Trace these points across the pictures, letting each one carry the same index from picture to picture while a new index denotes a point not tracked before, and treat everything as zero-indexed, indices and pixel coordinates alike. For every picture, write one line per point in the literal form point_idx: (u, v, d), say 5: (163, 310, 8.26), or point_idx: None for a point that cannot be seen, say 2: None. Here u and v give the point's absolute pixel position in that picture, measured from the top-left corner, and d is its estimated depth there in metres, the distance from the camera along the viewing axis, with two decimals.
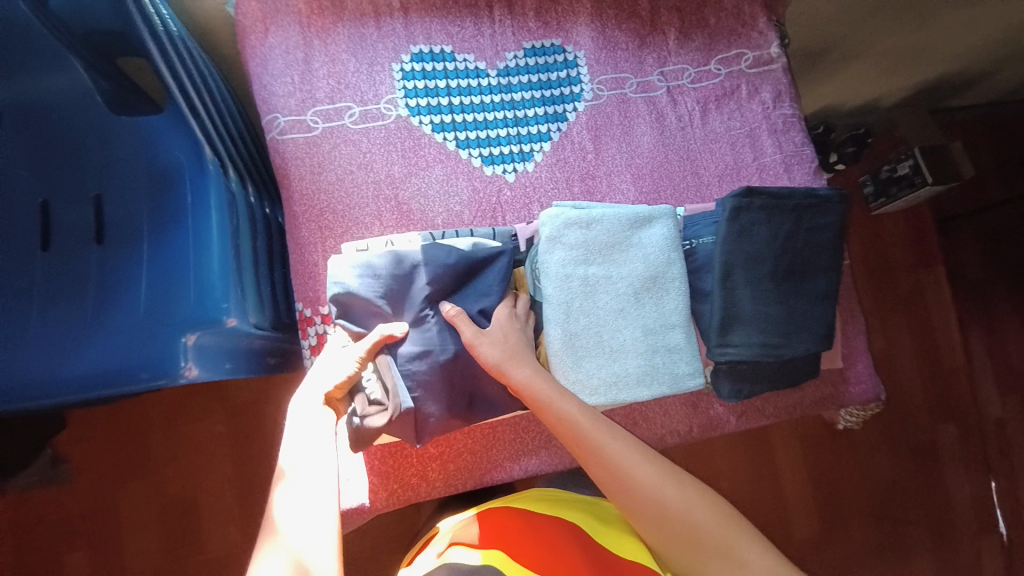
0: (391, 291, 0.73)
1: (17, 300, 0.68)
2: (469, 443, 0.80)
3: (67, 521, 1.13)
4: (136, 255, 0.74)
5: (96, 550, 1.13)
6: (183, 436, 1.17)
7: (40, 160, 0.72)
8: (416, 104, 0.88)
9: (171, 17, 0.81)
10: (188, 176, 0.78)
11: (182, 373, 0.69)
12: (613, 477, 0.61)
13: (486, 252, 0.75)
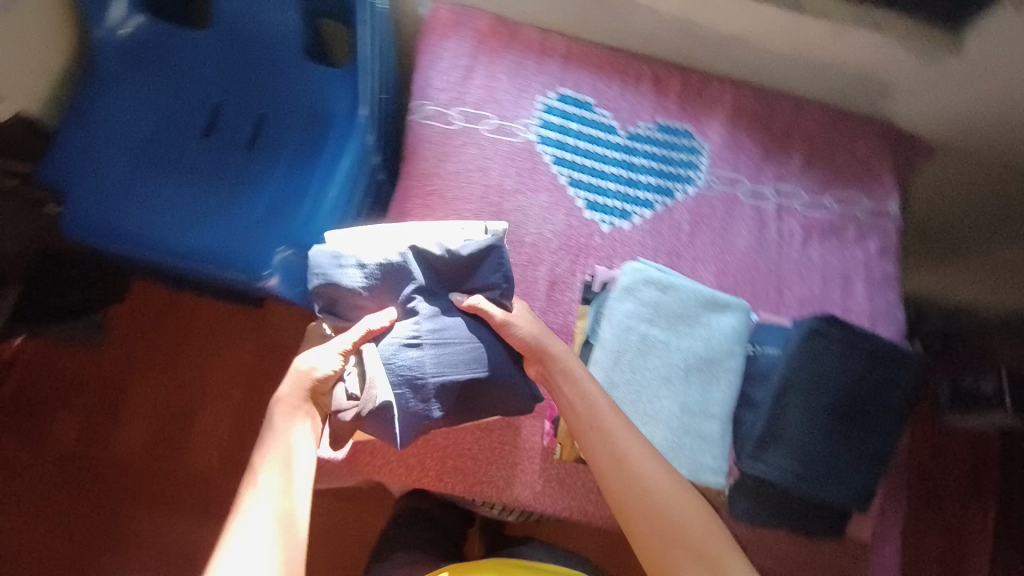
0: (376, 280, 0.74)
1: (164, 170, 0.80)
2: (474, 448, 0.80)
3: (83, 382, 1.21)
4: (269, 168, 0.83)
5: (94, 418, 1.19)
6: (214, 350, 1.24)
7: (232, 73, 0.87)
8: (546, 135, 0.95)
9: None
10: (339, 123, 0.87)
11: (263, 279, 0.76)
12: (613, 458, 0.65)
13: (472, 249, 0.76)
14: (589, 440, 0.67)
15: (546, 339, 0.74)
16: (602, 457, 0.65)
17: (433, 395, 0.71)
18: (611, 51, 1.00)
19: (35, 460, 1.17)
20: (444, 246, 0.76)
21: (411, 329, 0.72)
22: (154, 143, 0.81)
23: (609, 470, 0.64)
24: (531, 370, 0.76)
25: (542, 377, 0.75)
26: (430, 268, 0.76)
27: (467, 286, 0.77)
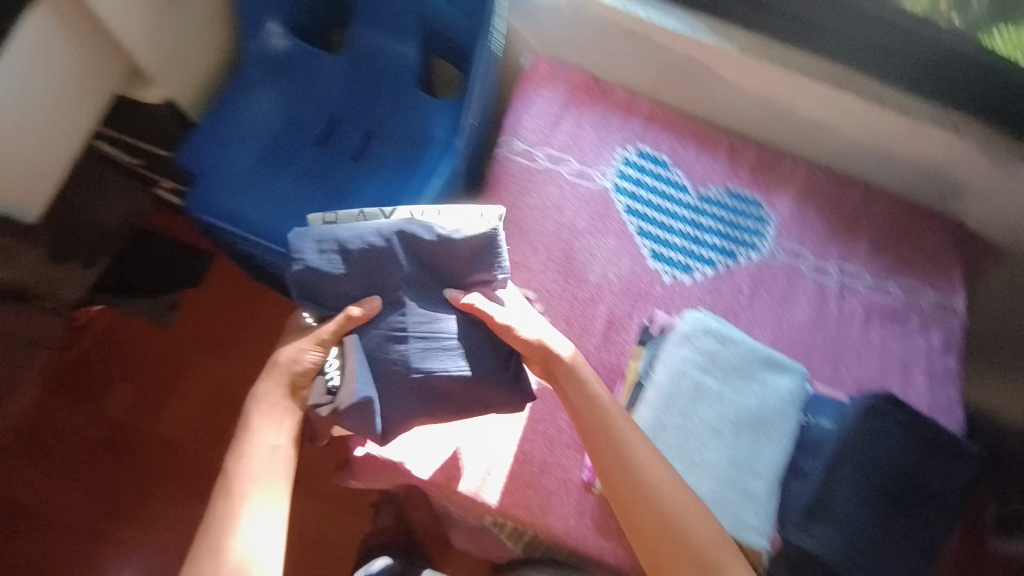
0: (356, 264, 0.74)
1: (281, 168, 0.92)
2: (514, 469, 0.81)
3: (143, 355, 1.28)
4: (369, 179, 0.93)
5: (148, 391, 1.26)
6: (268, 345, 1.30)
7: (353, 94, 0.99)
8: (622, 185, 1.00)
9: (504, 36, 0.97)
10: (435, 148, 0.96)
11: None
12: (619, 459, 0.69)
13: (459, 235, 0.76)
14: (596, 443, 0.71)
15: (549, 339, 0.76)
16: (608, 460, 0.70)
17: (413, 386, 0.72)
18: (690, 119, 1.06)
19: (83, 427, 1.23)
20: (432, 229, 0.76)
21: (397, 318, 0.73)
22: (277, 143, 0.94)
23: (614, 470, 0.69)
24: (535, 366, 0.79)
25: (545, 372, 0.78)
26: (420, 259, 0.76)
27: (456, 275, 0.78)
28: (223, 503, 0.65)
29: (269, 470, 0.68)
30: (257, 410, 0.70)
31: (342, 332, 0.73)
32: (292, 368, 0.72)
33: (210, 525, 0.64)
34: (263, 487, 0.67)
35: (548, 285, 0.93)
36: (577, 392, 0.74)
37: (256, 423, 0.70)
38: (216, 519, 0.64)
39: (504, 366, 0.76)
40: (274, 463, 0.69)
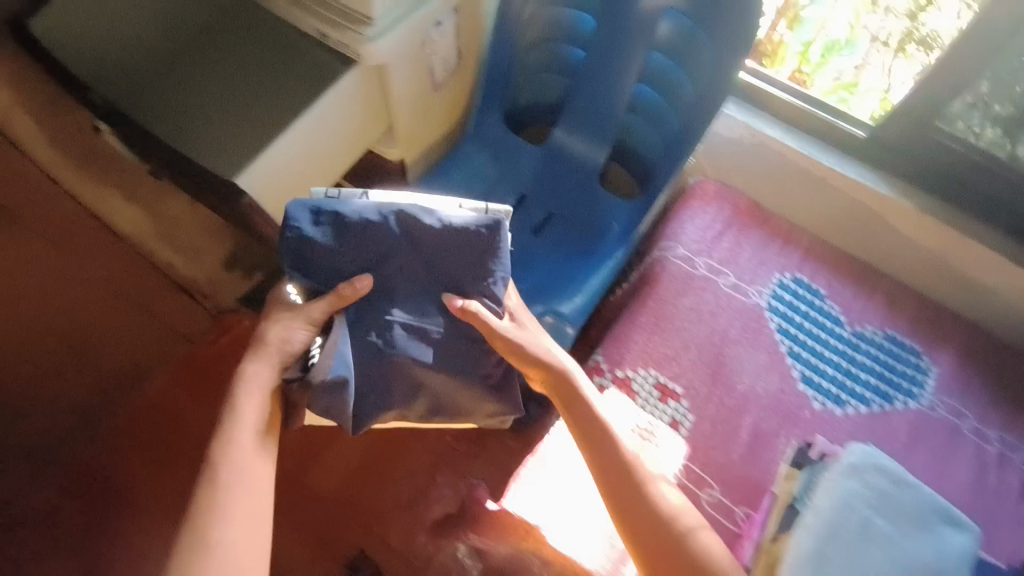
0: (351, 236, 0.73)
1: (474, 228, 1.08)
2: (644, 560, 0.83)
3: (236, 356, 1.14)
4: (546, 254, 1.07)
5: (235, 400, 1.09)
6: None
7: (542, 179, 1.13)
8: (777, 307, 1.04)
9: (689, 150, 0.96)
10: (607, 240, 1.07)
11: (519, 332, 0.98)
12: (635, 499, 0.71)
13: (461, 225, 0.74)
14: (610, 480, 0.72)
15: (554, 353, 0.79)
16: (625, 496, 0.71)
17: (395, 382, 0.77)
18: (848, 258, 1.10)
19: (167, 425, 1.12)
20: (432, 215, 0.74)
21: (388, 312, 0.75)
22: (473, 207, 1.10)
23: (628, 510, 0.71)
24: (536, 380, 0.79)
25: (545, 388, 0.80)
26: (418, 249, 0.75)
27: (454, 272, 0.75)
28: (212, 493, 0.64)
29: (260, 459, 0.68)
30: (247, 397, 0.69)
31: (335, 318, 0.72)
32: (288, 351, 0.71)
33: (196, 514, 0.63)
34: (254, 473, 0.67)
35: (696, 384, 0.96)
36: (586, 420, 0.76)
37: (245, 410, 0.69)
38: (204, 509, 0.63)
39: (488, 381, 0.82)
40: (261, 452, 0.69)
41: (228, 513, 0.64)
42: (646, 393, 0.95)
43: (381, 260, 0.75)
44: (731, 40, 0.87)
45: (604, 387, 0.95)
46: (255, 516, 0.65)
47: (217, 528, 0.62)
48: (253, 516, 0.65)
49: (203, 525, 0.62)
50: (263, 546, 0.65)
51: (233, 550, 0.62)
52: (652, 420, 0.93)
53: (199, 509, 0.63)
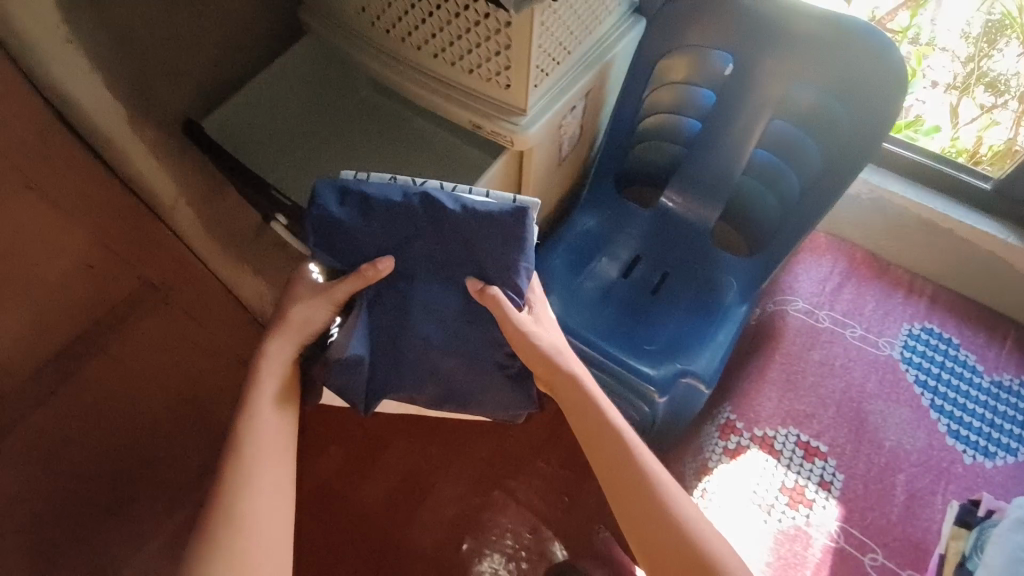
0: (376, 213, 0.76)
1: (592, 290, 1.11)
2: None
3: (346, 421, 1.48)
4: (669, 313, 1.08)
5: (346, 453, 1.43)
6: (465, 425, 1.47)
7: (655, 241, 1.16)
8: (910, 357, 1.04)
9: (812, 207, 0.97)
10: (729, 298, 1.07)
11: (655, 395, 0.96)
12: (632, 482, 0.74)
13: (483, 208, 0.76)
14: (609, 465, 0.75)
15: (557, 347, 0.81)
16: (621, 478, 0.74)
17: (412, 363, 0.84)
18: (973, 306, 1.10)
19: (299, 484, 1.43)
20: (457, 198, 0.76)
21: (407, 294, 0.81)
22: (591, 268, 1.13)
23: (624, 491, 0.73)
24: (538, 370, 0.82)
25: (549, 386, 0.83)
26: (440, 228, 0.77)
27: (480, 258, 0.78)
28: (239, 464, 0.70)
29: (279, 431, 0.75)
30: (265, 372, 0.76)
31: (356, 300, 0.80)
32: (304, 330, 0.78)
33: (227, 484, 0.69)
34: (275, 443, 0.74)
35: (840, 443, 0.96)
36: (590, 413, 0.78)
37: (264, 386, 0.75)
38: (234, 480, 0.69)
39: (505, 370, 0.87)
40: (281, 425, 0.75)
41: (256, 481, 0.70)
42: (789, 452, 0.94)
43: (407, 241, 0.78)
44: (860, 124, 0.89)
45: (747, 446, 0.95)
46: (277, 480, 0.72)
47: (247, 497, 0.69)
48: (275, 482, 0.72)
49: (234, 496, 0.69)
50: (286, 509, 0.72)
51: (262, 515, 0.69)
52: (801, 481, 0.92)
53: (229, 478, 0.69)
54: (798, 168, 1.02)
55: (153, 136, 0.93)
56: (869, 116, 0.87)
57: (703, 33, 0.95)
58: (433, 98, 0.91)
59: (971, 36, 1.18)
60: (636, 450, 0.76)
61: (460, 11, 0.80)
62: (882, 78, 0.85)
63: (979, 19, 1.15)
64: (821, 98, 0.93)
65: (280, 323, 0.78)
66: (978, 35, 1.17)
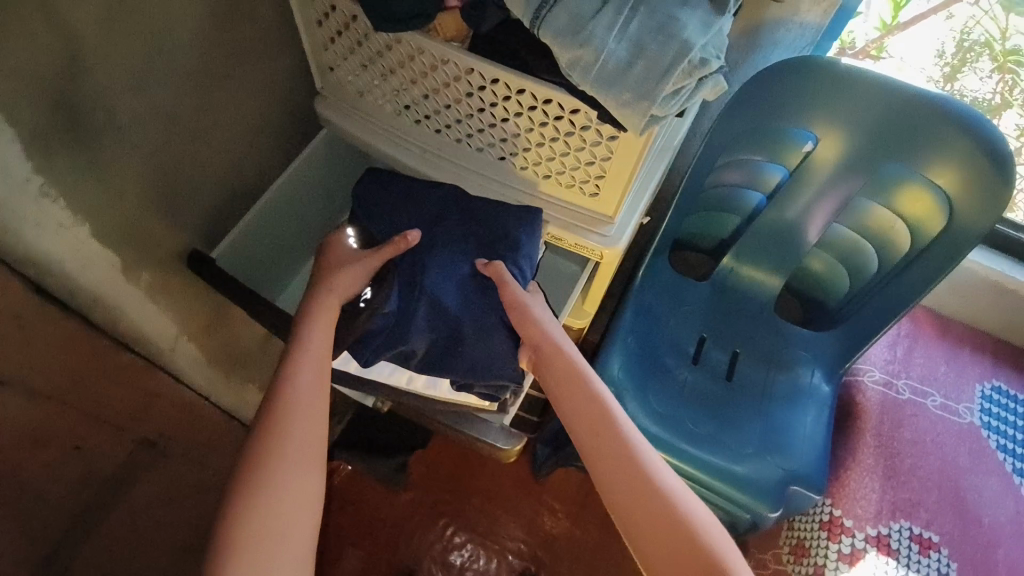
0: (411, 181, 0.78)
1: (666, 385, 1.00)
2: None
3: (366, 521, 1.36)
4: (752, 401, 0.99)
5: (370, 562, 1.32)
6: (495, 503, 1.40)
7: (720, 318, 1.07)
8: (989, 421, 1.01)
9: (909, 293, 0.91)
10: (810, 375, 1.01)
11: (772, 511, 0.89)
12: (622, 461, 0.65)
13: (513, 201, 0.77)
14: (598, 446, 0.66)
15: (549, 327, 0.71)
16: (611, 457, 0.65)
17: (419, 327, 0.68)
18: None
19: None
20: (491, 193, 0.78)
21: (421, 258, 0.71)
22: (659, 355, 1.03)
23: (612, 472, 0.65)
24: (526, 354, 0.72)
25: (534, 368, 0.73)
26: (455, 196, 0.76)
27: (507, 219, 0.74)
28: (284, 380, 0.64)
29: (323, 354, 0.67)
30: (318, 311, 0.67)
31: (391, 268, 0.71)
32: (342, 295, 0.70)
33: (274, 398, 0.64)
34: (320, 363, 0.66)
35: (948, 529, 0.91)
36: (581, 389, 0.70)
37: (315, 315, 0.68)
38: (279, 395, 0.64)
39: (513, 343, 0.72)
40: (326, 347, 0.67)
41: (300, 397, 0.64)
42: (905, 548, 0.90)
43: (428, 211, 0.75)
44: (961, 218, 0.82)
45: (864, 550, 0.90)
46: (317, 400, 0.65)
47: (289, 412, 0.63)
48: (315, 406, 0.65)
49: (279, 410, 0.63)
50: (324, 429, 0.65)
51: (300, 431, 0.63)
52: None
53: (278, 391, 0.64)
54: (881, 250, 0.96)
55: (149, 278, 0.74)
56: (976, 210, 0.81)
57: (790, 119, 0.85)
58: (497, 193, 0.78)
59: (944, 58, 1.18)
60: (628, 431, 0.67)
61: (548, 121, 0.66)
62: (985, 168, 0.79)
63: (952, 41, 1.16)
64: (916, 183, 0.86)
65: (323, 277, 0.70)
66: (951, 56, 1.18)
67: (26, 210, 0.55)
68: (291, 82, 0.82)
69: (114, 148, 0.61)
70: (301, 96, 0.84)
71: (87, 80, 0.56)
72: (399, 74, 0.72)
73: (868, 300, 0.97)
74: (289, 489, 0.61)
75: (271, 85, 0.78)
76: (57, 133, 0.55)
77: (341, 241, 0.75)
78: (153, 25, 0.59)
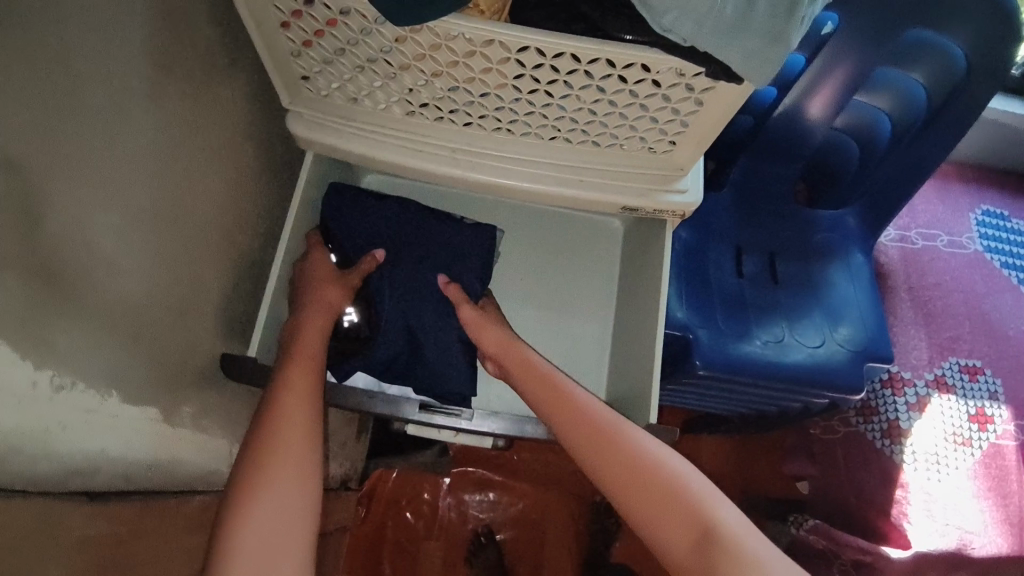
0: (408, 164, 0.66)
1: (718, 312, 0.95)
2: (1008, 514, 0.97)
3: (425, 514, 1.21)
4: (806, 292, 0.99)
5: (450, 549, 1.20)
6: (546, 455, 1.26)
7: (755, 220, 1.03)
8: (989, 245, 1.13)
9: (937, 149, 0.92)
10: (842, 252, 1.02)
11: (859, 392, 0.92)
12: (584, 431, 0.59)
13: (535, 183, 0.67)
14: (560, 423, 0.61)
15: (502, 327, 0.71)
16: (574, 432, 0.60)
17: (392, 340, 0.70)
18: (1003, 172, 1.20)
19: None
20: (523, 177, 0.67)
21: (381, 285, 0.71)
22: (704, 276, 0.97)
23: (581, 445, 0.59)
24: (491, 364, 0.72)
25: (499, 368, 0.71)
26: (420, 211, 0.76)
27: (466, 175, 0.66)
28: (268, 414, 0.56)
29: (311, 373, 0.59)
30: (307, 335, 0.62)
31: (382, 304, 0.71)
32: (333, 308, 0.66)
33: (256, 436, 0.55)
34: (310, 393, 0.58)
35: (985, 352, 1.05)
36: (530, 367, 0.67)
37: (303, 338, 0.62)
38: (262, 434, 0.55)
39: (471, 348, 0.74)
40: (317, 369, 0.60)
41: (287, 420, 0.55)
42: (959, 380, 1.03)
43: (371, 213, 0.74)
44: (979, 70, 0.84)
45: (927, 396, 1.02)
46: (304, 428, 0.56)
47: (273, 448, 0.54)
48: (305, 434, 0.56)
49: (262, 448, 0.54)
50: (314, 462, 0.55)
51: (282, 465, 0.53)
52: (979, 404, 1.02)
53: (259, 429, 0.55)
54: (896, 121, 0.96)
55: (191, 410, 0.59)
56: (993, 56, 0.82)
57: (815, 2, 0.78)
58: (535, 176, 0.67)
59: None
60: (589, 400, 0.62)
61: (625, 88, 0.55)
62: (996, 16, 0.80)
63: None
64: (932, 46, 0.86)
65: (305, 298, 0.66)
66: None
67: (43, 418, 0.40)
68: (254, 113, 0.63)
69: (111, 287, 0.45)
70: (268, 122, 0.66)
71: (55, 220, 0.39)
72: (414, 68, 0.56)
73: (897, 159, 0.96)
74: (264, 536, 0.49)
75: (240, 122, 0.60)
76: (43, 306, 0.39)
77: (319, 262, 0.69)
78: (100, 106, 0.42)
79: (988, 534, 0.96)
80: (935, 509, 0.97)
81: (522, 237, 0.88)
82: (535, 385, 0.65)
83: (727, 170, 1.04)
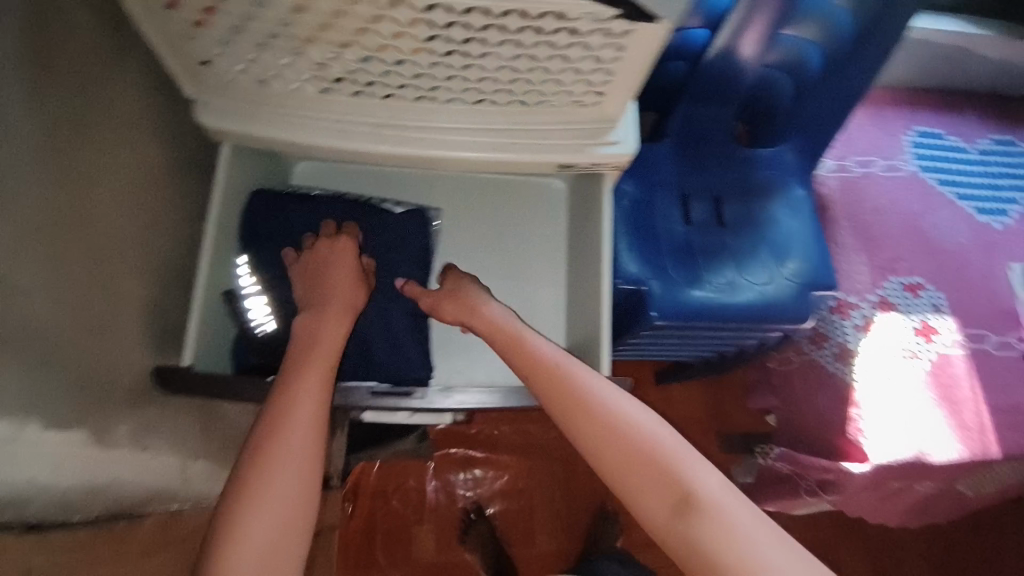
0: (328, 145, 0.63)
1: (670, 262, 0.95)
2: (962, 420, 0.95)
3: (411, 500, 1.21)
4: (754, 231, 1.00)
5: (443, 530, 1.20)
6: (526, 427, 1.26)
7: (699, 165, 1.03)
8: (924, 165, 1.16)
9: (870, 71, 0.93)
10: (784, 188, 1.03)
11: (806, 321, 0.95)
12: (553, 390, 0.58)
13: (462, 151, 0.64)
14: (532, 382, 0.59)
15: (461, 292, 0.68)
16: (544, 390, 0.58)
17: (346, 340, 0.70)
18: (930, 92, 1.24)
19: None
20: (453, 149, 0.64)
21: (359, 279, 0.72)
22: (653, 228, 0.98)
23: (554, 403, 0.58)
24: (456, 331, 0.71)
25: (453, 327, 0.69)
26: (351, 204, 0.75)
27: (390, 150, 0.63)
28: (271, 420, 0.52)
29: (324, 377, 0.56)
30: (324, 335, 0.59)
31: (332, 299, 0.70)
32: (350, 304, 0.63)
33: (252, 455, 0.51)
34: (320, 402, 0.54)
35: (926, 269, 1.09)
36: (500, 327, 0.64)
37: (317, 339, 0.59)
38: (256, 449, 0.51)
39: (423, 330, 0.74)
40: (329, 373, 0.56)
41: (290, 430, 0.52)
42: (902, 297, 1.06)
43: (307, 208, 0.73)
44: None
45: (872, 317, 1.06)
46: (310, 437, 0.53)
47: (266, 470, 0.50)
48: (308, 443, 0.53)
49: (257, 464, 0.51)
50: (311, 481, 0.52)
51: (279, 488, 0.50)
52: (923, 318, 1.04)
53: (256, 443, 0.52)
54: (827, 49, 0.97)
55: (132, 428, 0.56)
56: None
57: None
58: (467, 144, 0.64)
59: None
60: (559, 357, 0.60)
61: (544, 39, 0.53)
62: None
63: None
64: None
65: (315, 296, 0.63)
66: None
67: None
68: (153, 107, 0.59)
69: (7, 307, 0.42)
70: (173, 116, 0.62)
71: None
72: (320, 40, 0.53)
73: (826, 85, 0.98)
74: (260, 556, 0.47)
75: (141, 118, 0.56)
76: None
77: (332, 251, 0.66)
78: None
79: (948, 441, 0.93)
80: (888, 422, 0.96)
81: (467, 210, 0.86)
82: (508, 345, 0.62)
83: (665, 119, 1.03)
